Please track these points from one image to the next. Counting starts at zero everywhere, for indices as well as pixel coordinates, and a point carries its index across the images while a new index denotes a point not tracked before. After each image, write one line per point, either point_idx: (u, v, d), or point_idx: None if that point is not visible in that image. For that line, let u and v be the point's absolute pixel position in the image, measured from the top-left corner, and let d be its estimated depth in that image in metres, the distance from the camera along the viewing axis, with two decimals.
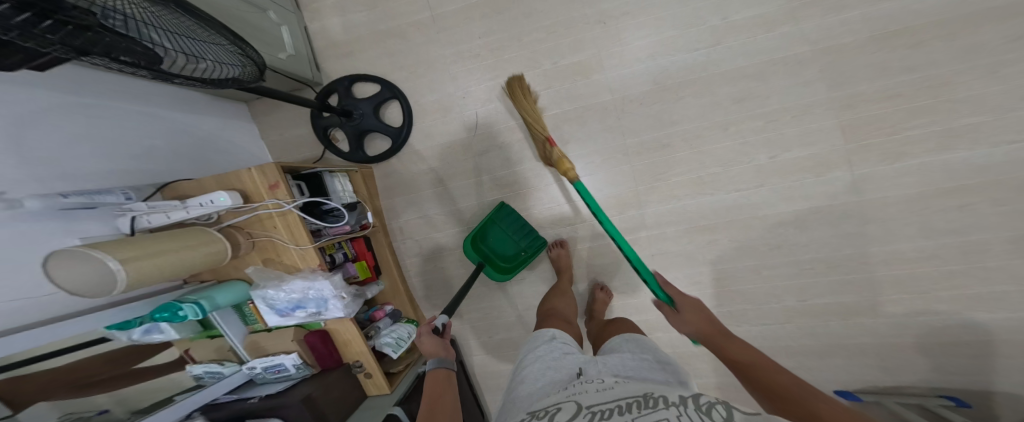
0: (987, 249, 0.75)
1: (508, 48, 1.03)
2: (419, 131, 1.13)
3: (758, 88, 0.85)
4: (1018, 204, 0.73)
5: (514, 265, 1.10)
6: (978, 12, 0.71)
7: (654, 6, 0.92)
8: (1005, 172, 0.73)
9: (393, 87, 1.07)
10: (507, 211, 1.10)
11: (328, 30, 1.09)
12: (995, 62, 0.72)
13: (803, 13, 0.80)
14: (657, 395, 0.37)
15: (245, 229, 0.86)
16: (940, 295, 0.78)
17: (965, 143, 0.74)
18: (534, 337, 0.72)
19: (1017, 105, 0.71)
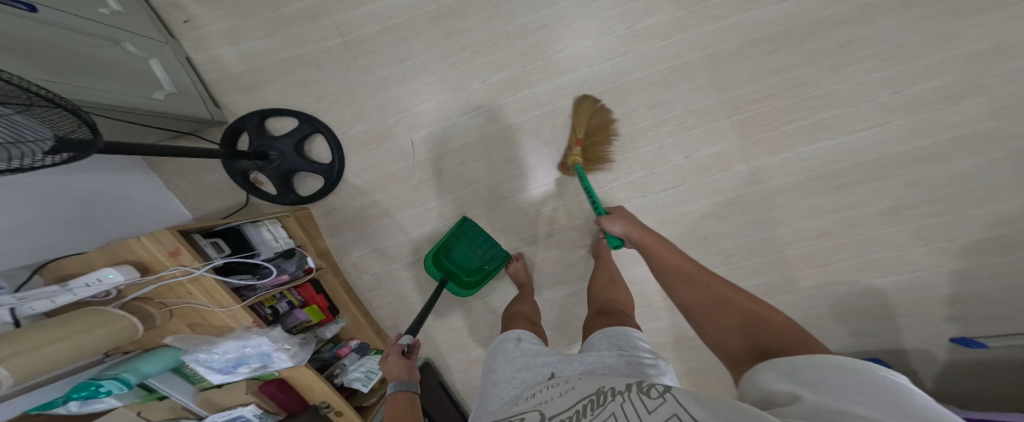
0: (864, 222, 0.79)
1: (433, 70, 1.00)
2: (355, 164, 1.08)
3: (669, 94, 0.90)
4: (919, 174, 0.75)
5: (477, 278, 1.08)
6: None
7: (568, 19, 0.94)
8: (902, 147, 0.75)
9: (314, 120, 1.01)
10: (471, 224, 1.05)
11: (221, 59, 1.01)
12: (868, 46, 0.75)
13: (692, 21, 0.86)
14: (606, 386, 0.36)
15: (155, 300, 0.80)
16: (839, 265, 0.83)
17: (860, 123, 0.76)
18: (500, 339, 0.65)
19: (912, 81, 0.73)
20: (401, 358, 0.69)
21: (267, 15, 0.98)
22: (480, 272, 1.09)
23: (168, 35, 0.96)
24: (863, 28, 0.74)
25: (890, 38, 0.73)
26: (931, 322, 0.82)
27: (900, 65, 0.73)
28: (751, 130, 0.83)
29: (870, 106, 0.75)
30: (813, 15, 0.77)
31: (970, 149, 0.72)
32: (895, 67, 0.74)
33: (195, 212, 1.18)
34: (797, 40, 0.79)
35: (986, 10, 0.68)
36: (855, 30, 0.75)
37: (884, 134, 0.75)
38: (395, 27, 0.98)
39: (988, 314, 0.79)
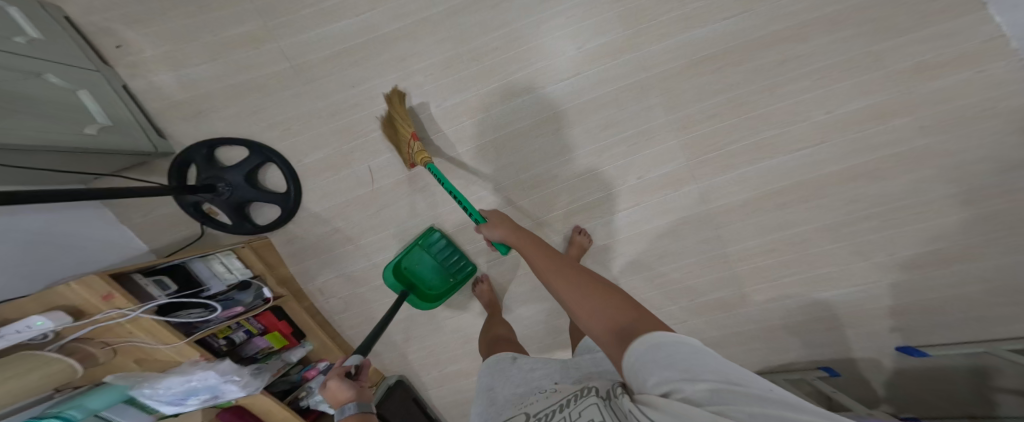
0: (807, 238, 0.82)
1: (386, 94, 0.99)
2: (312, 192, 1.06)
3: (620, 115, 0.90)
4: (863, 192, 0.77)
5: (440, 292, 1.10)
6: (787, 22, 0.76)
7: (519, 40, 0.94)
8: (837, 165, 0.77)
9: (265, 150, 0.99)
10: (435, 238, 1.07)
11: (160, 86, 0.98)
12: (799, 68, 0.77)
13: (638, 42, 0.87)
14: (592, 386, 0.39)
15: (97, 339, 0.80)
16: (787, 280, 0.86)
17: (797, 143, 0.79)
18: (494, 360, 0.67)
19: (843, 101, 0.75)
20: (346, 378, 0.55)
21: (207, 39, 0.95)
22: (444, 285, 1.11)
23: (99, 62, 0.93)
24: (799, 46, 0.76)
25: (824, 58, 0.75)
26: (876, 332, 0.86)
27: (840, 84, 0.75)
28: (698, 150, 0.85)
29: (808, 126, 0.77)
30: (749, 35, 0.79)
31: (904, 167, 0.74)
32: (827, 87, 0.76)
33: (147, 243, 1.14)
34: (738, 60, 0.80)
35: (910, 31, 0.70)
36: (792, 49, 0.76)
37: (820, 153, 0.78)
38: (344, 52, 0.97)
39: (930, 323, 0.81)
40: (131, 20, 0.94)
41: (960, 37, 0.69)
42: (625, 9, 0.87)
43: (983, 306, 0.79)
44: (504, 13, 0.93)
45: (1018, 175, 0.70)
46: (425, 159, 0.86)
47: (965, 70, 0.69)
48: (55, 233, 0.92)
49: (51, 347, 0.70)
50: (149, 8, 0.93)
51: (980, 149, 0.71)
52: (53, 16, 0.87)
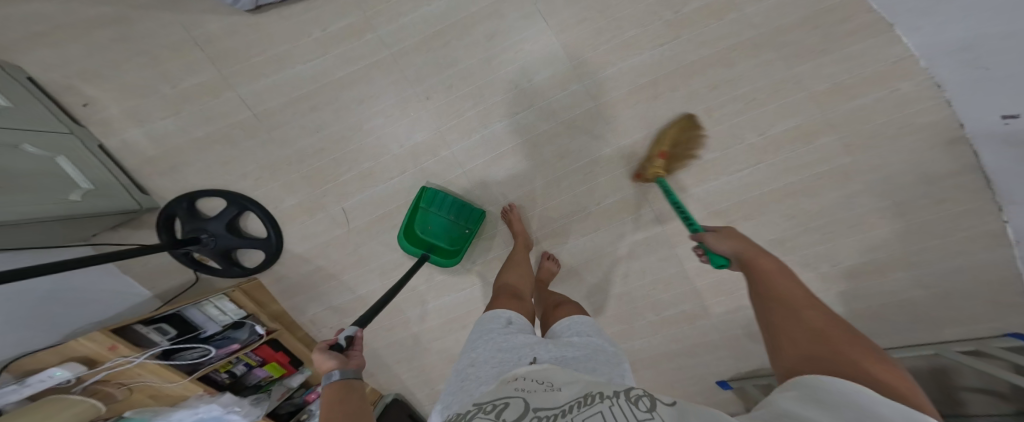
0: None
1: (350, 138, 1.02)
2: (291, 235, 1.11)
3: (575, 144, 0.93)
4: (793, 214, 0.87)
5: (457, 245, 1.03)
6: (715, 52, 0.81)
7: (471, 76, 0.95)
8: (766, 188, 0.86)
9: (240, 200, 1.02)
10: (433, 192, 1.00)
11: (133, 142, 0.99)
12: (732, 96, 0.83)
13: (585, 69, 0.89)
14: (594, 390, 0.32)
15: (113, 381, 0.87)
16: (741, 292, 0.98)
17: (734, 167, 0.86)
18: (488, 317, 0.63)
19: (772, 125, 0.83)
20: (326, 349, 0.47)
21: (166, 92, 0.96)
22: (460, 239, 1.04)
23: (72, 123, 0.93)
24: (726, 71, 0.82)
25: (748, 82, 0.81)
26: None
27: (771, 107, 0.82)
28: (651, 176, 0.90)
29: (742, 147, 0.85)
30: (683, 61, 0.83)
31: (832, 185, 0.84)
32: (757, 109, 0.82)
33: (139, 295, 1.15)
34: (675, 84, 0.84)
35: (828, 50, 0.77)
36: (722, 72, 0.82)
37: (757, 174, 0.86)
38: (304, 98, 1.00)
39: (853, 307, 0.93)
40: (91, 78, 0.93)
41: (868, 59, 0.76)
42: (568, 39, 0.88)
43: (908, 296, 0.89)
44: (452, 49, 0.94)
45: (919, 179, 0.80)
46: (658, 174, 0.83)
47: (868, 92, 0.77)
48: (59, 292, 0.95)
49: (76, 390, 0.81)
50: (106, 63, 0.93)
51: (892, 158, 0.80)
52: (15, 79, 0.85)
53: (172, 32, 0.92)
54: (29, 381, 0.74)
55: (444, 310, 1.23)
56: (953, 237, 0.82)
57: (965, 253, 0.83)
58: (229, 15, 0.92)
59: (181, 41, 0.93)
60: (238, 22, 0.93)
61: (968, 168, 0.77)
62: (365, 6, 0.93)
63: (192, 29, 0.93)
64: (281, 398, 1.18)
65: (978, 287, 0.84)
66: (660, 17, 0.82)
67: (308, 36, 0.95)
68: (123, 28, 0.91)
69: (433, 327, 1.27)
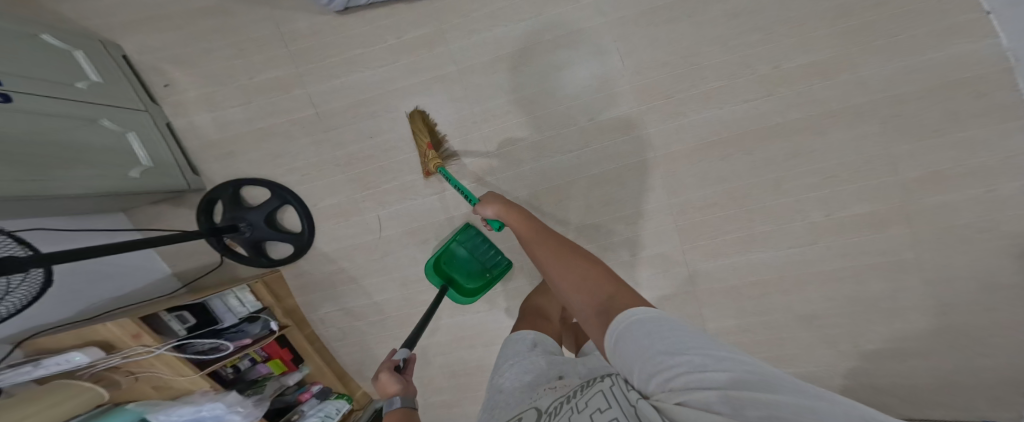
0: (782, 326, 0.94)
1: (399, 149, 1.03)
2: (323, 234, 1.12)
3: (621, 192, 0.96)
4: (823, 292, 0.89)
5: (478, 286, 1.03)
6: (766, 126, 0.87)
7: (532, 107, 0.98)
8: (796, 264, 0.90)
9: (283, 193, 1.06)
10: (472, 233, 1.01)
11: (198, 125, 1.06)
12: (781, 173, 0.87)
13: (649, 119, 0.93)
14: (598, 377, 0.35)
15: (123, 368, 0.85)
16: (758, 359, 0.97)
17: (770, 241, 0.90)
18: (514, 339, 0.62)
19: (811, 206, 0.86)
20: (396, 373, 0.52)
21: (240, 82, 1.03)
22: (480, 282, 1.04)
23: (149, 101, 1.02)
24: (779, 145, 0.87)
25: (795, 161, 0.86)
26: None
27: (819, 188, 0.86)
28: (694, 234, 0.94)
29: (803, 225, 0.87)
30: (739, 127, 0.89)
31: (863, 272, 0.86)
32: (799, 188, 0.87)
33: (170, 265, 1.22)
34: (728, 150, 0.90)
35: (871, 140, 0.82)
36: (772, 144, 0.87)
37: (812, 252, 0.88)
38: (363, 102, 1.02)
39: (880, 401, 0.90)
40: (182, 61, 1.03)
41: (908, 159, 0.81)
42: (643, 80, 0.93)
43: (933, 393, 0.87)
44: (518, 74, 0.98)
45: (950, 279, 0.82)
46: (437, 163, 0.91)
47: (905, 192, 0.81)
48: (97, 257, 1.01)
49: (83, 374, 0.80)
50: (197, 50, 1.02)
51: (929, 257, 0.82)
52: (112, 57, 0.97)
53: (264, 26, 1.00)
54: (45, 363, 0.73)
55: (456, 329, 1.22)
56: (986, 343, 0.82)
57: (993, 362, 0.83)
58: (317, 13, 0.98)
59: (267, 35, 1.00)
60: (323, 22, 0.99)
61: (1005, 279, 0.79)
62: (444, 21, 0.98)
63: (280, 24, 0.99)
64: (273, 395, 1.14)
65: (1006, 395, 0.83)
66: (725, 79, 0.88)
67: (385, 42, 1.00)
68: (220, 18, 1.00)
69: (441, 343, 1.25)
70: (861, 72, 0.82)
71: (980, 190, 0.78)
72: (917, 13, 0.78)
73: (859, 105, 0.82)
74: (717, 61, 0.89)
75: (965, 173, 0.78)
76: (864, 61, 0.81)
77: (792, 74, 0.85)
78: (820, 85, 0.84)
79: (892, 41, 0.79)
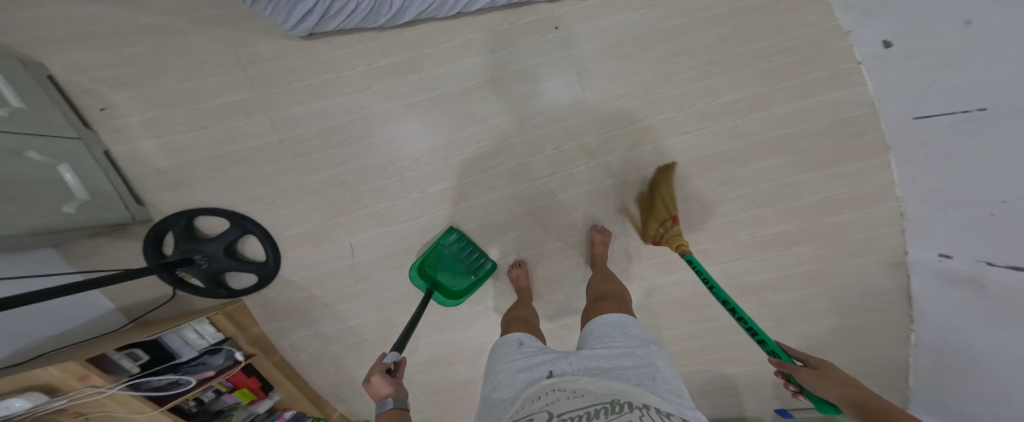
0: (721, 328, 1.09)
1: (371, 177, 1.04)
2: (291, 262, 1.10)
3: (586, 215, 1.07)
4: (751, 298, 1.06)
5: (463, 287, 1.10)
6: (704, 158, 1.01)
7: (503, 137, 1.03)
8: (730, 275, 1.05)
9: (245, 223, 1.02)
10: (453, 238, 1.07)
11: (144, 152, 0.99)
12: (717, 199, 1.01)
13: (608, 149, 1.03)
14: (621, 399, 0.38)
15: (72, 410, 0.78)
16: (703, 357, 1.12)
17: (709, 256, 1.04)
18: (503, 343, 0.70)
19: (740, 226, 1.02)
20: (388, 374, 0.55)
21: (193, 107, 0.98)
22: (465, 283, 1.10)
23: (85, 127, 0.94)
24: (715, 174, 1.01)
25: (729, 189, 1.01)
26: (764, 398, 1.13)
27: (745, 212, 1.01)
28: (648, 252, 1.06)
29: (737, 243, 1.02)
30: (683, 158, 1.01)
31: (783, 280, 1.03)
32: (731, 211, 1.01)
33: (121, 298, 1.14)
34: (674, 177, 1.02)
35: (785, 171, 0.98)
36: (711, 172, 1.01)
37: (740, 264, 1.04)
38: (332, 129, 1.01)
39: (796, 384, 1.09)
40: (124, 84, 0.96)
41: (812, 187, 0.98)
42: (602, 112, 1.02)
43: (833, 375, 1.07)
44: (489, 103, 1.03)
45: (843, 283, 1.01)
46: (684, 248, 0.85)
47: (810, 215, 0.99)
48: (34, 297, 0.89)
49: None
50: (141, 71, 0.95)
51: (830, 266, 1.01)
52: (36, 78, 0.88)
53: (220, 47, 0.95)
54: None
55: (435, 348, 1.25)
56: (868, 333, 1.03)
57: (872, 347, 1.04)
58: (279, 37, 0.96)
59: (224, 56, 0.96)
60: (286, 46, 0.97)
61: (881, 282, 1.00)
62: (415, 49, 0.99)
63: (238, 47, 0.96)
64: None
65: (880, 372, 1.05)
66: (672, 113, 1.00)
67: (354, 67, 0.99)
68: (169, 39, 0.94)
69: (420, 361, 1.27)
70: (776, 111, 0.97)
71: (862, 213, 0.97)
72: (818, 62, 0.94)
73: (777, 140, 0.98)
74: (667, 96, 1.00)
75: (852, 198, 0.97)
76: (780, 101, 0.96)
77: (727, 109, 0.99)
78: (748, 120, 0.98)
79: (801, 85, 0.95)
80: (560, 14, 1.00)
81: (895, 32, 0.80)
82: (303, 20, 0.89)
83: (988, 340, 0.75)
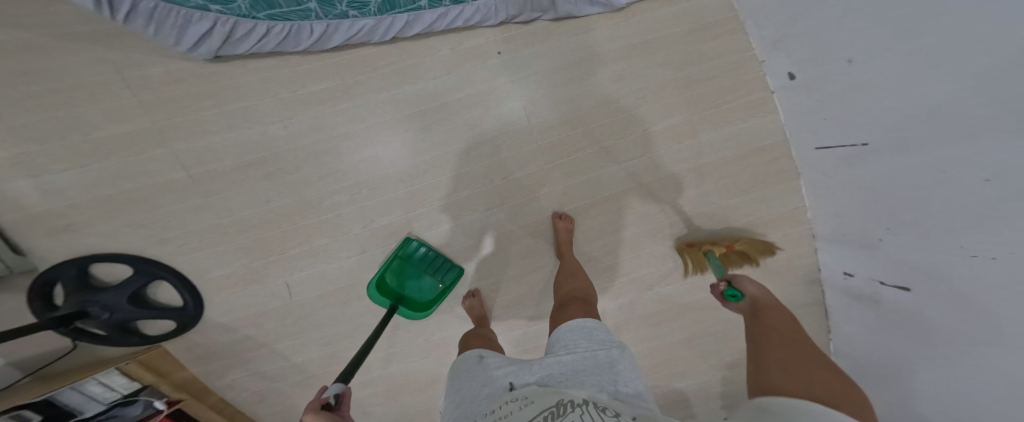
0: (666, 344, 1.16)
1: (304, 214, 0.97)
2: (217, 305, 1.01)
3: (532, 244, 1.07)
4: (689, 315, 1.13)
5: (431, 298, 1.07)
6: (644, 186, 1.04)
7: (447, 167, 1.00)
8: (669, 294, 1.11)
9: (157, 270, 0.94)
10: (414, 247, 1.02)
11: (17, 195, 0.85)
12: (657, 225, 1.06)
13: (554, 178, 1.03)
14: (565, 400, 0.37)
15: None
16: (651, 372, 1.18)
17: (650, 278, 1.10)
18: (462, 359, 0.67)
19: (677, 249, 1.08)
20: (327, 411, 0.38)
21: (78, 141, 0.85)
22: (433, 291, 1.07)
23: None
24: (654, 201, 1.05)
25: (665, 215, 1.06)
26: (711, 407, 1.21)
27: (680, 237, 1.07)
28: (594, 277, 1.10)
29: (673, 264, 1.09)
30: (624, 186, 1.04)
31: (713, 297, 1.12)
32: (668, 236, 1.07)
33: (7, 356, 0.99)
34: (617, 205, 1.05)
35: (717, 198, 1.05)
36: (649, 199, 1.05)
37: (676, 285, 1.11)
38: (254, 164, 0.92)
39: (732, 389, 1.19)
40: None
41: (739, 213, 1.05)
42: (548, 141, 1.02)
43: None
44: (430, 132, 0.98)
45: None
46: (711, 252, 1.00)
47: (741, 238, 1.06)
48: None
49: None
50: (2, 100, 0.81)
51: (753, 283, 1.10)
52: None
53: (104, 69, 0.83)
54: None
55: (388, 380, 1.22)
56: None
57: None
58: (180, 61, 0.85)
59: (111, 80, 0.84)
60: (190, 70, 0.86)
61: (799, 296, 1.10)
62: (345, 75, 0.92)
63: (125, 70, 0.83)
64: None
65: None
66: (612, 141, 1.02)
67: (273, 93, 0.90)
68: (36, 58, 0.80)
69: (375, 393, 1.24)
70: (707, 142, 1.02)
71: (778, 234, 1.06)
72: (741, 93, 1.00)
73: (710, 169, 1.03)
74: (607, 124, 1.02)
75: (774, 223, 1.05)
76: (710, 131, 1.02)
77: (662, 138, 1.02)
78: (681, 149, 1.02)
79: (728, 116, 1.01)
80: (500, 39, 0.97)
81: (797, 64, 0.87)
82: (204, 42, 0.79)
83: (887, 341, 0.86)
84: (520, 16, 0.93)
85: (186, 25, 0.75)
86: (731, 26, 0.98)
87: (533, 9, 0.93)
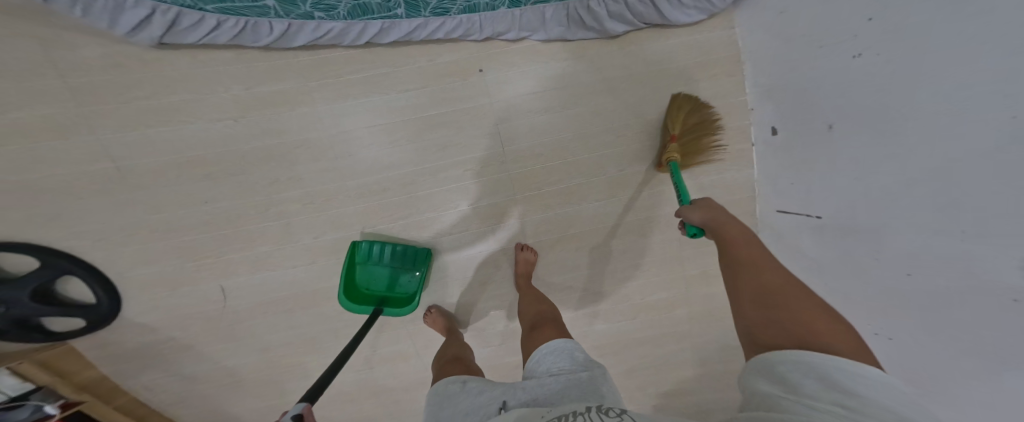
0: (624, 378, 1.14)
1: (249, 219, 0.88)
2: (136, 306, 0.91)
3: (495, 271, 1.02)
4: (649, 351, 1.13)
5: (414, 291, 0.95)
6: (615, 225, 1.02)
7: (413, 183, 0.94)
8: (631, 331, 1.10)
9: (66, 265, 0.83)
10: (367, 248, 0.91)
11: None
12: (625, 263, 1.05)
13: (524, 208, 0.99)
14: (574, 410, 0.39)
15: None
16: None
17: (612, 313, 1.09)
18: (447, 381, 0.63)
19: (640, 288, 1.07)
20: None
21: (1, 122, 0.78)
22: (413, 283, 0.95)
23: None
24: (624, 241, 1.03)
25: (633, 255, 1.04)
26: None
27: (646, 278, 1.06)
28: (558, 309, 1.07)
29: (629, 305, 1.08)
30: (596, 223, 1.01)
31: (664, 339, 1.11)
32: (634, 274, 1.06)
33: None
34: (587, 240, 1.02)
35: (686, 244, 1.03)
36: (613, 240, 1.02)
37: (637, 322, 1.10)
38: (196, 161, 0.85)
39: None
40: None
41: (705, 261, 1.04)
42: (520, 169, 0.98)
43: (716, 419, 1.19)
44: (398, 144, 0.92)
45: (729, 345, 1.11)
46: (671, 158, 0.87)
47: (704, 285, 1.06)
48: None
49: None
50: None
51: (700, 332, 1.10)
52: None
53: (25, 48, 0.76)
54: None
55: (330, 402, 1.11)
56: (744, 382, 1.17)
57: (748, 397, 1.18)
58: (122, 44, 0.79)
59: (45, 55, 0.77)
60: (134, 54, 0.80)
61: None
62: (309, 75, 0.86)
63: (47, 47, 0.76)
64: None
65: None
66: (584, 177, 0.99)
67: (224, 89, 0.84)
68: None
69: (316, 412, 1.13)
70: (679, 187, 1.02)
71: None
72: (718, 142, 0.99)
73: None
74: (582, 157, 0.98)
75: None
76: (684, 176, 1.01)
77: (634, 180, 1.00)
78: (653, 193, 1.01)
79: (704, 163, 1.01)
80: (483, 56, 0.92)
81: (779, 119, 0.88)
82: (144, 27, 0.74)
83: None
84: (508, 33, 0.89)
85: (116, 10, 0.71)
86: (733, 66, 0.96)
87: (521, 27, 0.89)
